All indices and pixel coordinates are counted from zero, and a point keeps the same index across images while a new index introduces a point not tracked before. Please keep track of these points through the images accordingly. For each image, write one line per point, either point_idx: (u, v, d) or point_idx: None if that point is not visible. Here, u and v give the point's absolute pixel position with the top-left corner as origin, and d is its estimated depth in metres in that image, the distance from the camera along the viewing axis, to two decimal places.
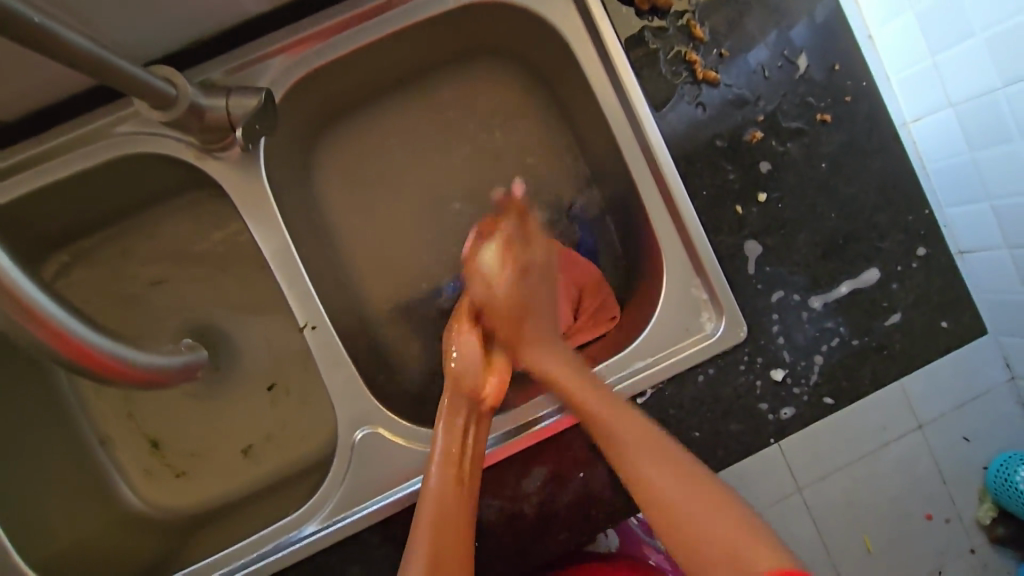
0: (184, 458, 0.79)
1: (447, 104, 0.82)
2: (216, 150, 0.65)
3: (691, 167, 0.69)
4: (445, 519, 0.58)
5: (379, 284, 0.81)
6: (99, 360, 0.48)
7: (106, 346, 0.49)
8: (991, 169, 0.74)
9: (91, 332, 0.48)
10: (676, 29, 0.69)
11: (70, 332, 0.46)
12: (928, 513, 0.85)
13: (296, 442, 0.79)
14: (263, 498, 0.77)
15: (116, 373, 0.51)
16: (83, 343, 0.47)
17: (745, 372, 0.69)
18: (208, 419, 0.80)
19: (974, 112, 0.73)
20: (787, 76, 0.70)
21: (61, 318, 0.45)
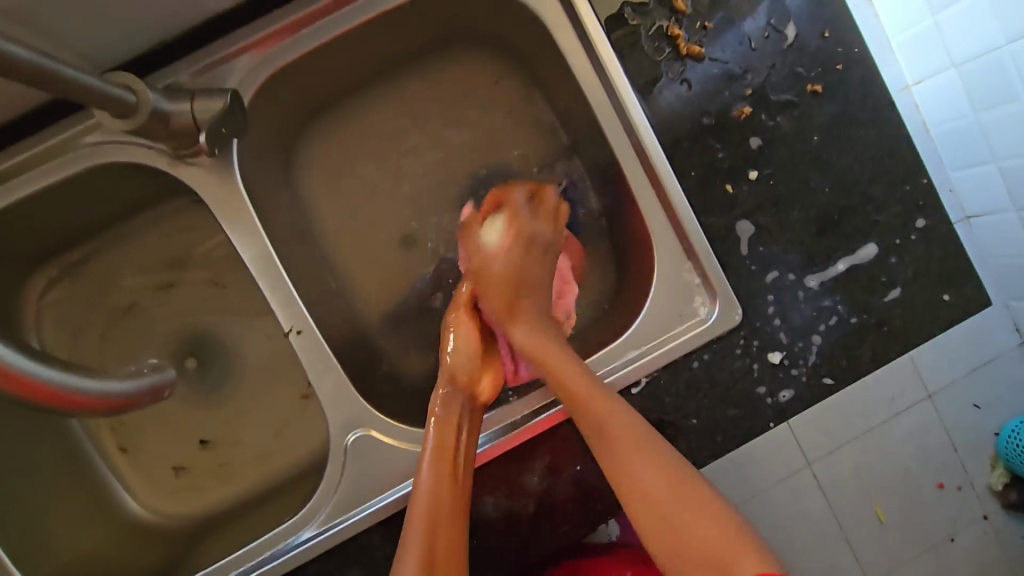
0: (181, 468, 0.79)
1: (426, 94, 0.80)
2: (187, 155, 0.63)
3: (678, 147, 0.67)
4: (438, 514, 0.57)
5: (367, 283, 0.80)
6: (50, 393, 0.44)
7: (74, 384, 0.46)
8: (995, 130, 0.71)
9: (38, 365, 0.43)
10: (656, 3, 0.66)
11: (14, 369, 0.42)
12: (939, 481, 0.78)
13: (290, 448, 0.79)
14: (260, 504, 0.76)
15: (72, 405, 0.46)
16: (29, 378, 0.43)
17: (741, 356, 0.67)
18: (201, 428, 0.79)
19: (978, 72, 0.70)
20: (775, 46, 0.67)
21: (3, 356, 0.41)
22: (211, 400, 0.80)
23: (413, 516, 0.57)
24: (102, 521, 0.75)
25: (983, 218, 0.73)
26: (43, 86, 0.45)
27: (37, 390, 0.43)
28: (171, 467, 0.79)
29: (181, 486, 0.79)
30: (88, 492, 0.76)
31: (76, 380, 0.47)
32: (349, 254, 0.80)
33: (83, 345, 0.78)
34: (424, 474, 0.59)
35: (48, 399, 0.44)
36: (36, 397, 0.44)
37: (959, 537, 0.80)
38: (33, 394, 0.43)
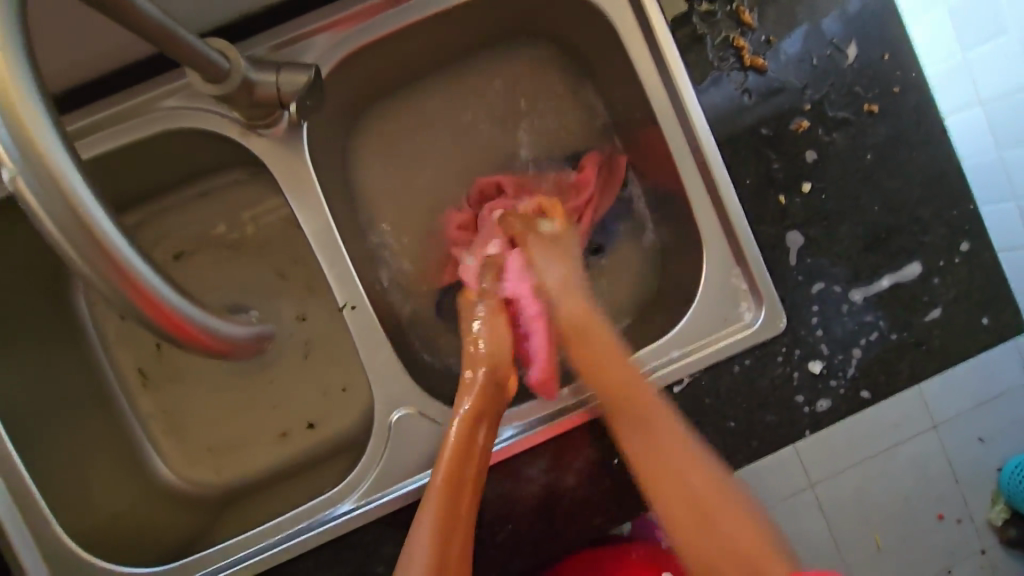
0: (211, 438, 0.80)
1: (486, 89, 0.82)
2: (260, 127, 0.65)
3: (736, 156, 0.68)
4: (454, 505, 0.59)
5: (413, 269, 0.81)
6: (167, 312, 0.41)
7: (206, 322, 0.44)
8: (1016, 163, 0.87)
9: (168, 288, 0.41)
10: (725, 14, 0.68)
11: (134, 272, 0.39)
12: None
13: (323, 426, 0.79)
14: (293, 479, 0.78)
15: (186, 336, 0.43)
16: (150, 294, 0.40)
17: (782, 364, 0.68)
18: (239, 399, 0.80)
19: (999, 108, 0.87)
20: (835, 65, 0.68)
21: (126, 255, 0.38)
22: (251, 372, 0.81)
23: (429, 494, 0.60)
24: (134, 484, 0.75)
25: None
26: (139, 32, 0.44)
27: (153, 305, 0.40)
28: (167, 417, 0.80)
29: (216, 456, 0.79)
30: (122, 453, 0.76)
31: (195, 311, 0.43)
32: (397, 239, 0.81)
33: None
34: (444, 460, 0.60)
35: (166, 318, 0.41)
36: (150, 308, 0.40)
37: None
38: (149, 307, 0.40)
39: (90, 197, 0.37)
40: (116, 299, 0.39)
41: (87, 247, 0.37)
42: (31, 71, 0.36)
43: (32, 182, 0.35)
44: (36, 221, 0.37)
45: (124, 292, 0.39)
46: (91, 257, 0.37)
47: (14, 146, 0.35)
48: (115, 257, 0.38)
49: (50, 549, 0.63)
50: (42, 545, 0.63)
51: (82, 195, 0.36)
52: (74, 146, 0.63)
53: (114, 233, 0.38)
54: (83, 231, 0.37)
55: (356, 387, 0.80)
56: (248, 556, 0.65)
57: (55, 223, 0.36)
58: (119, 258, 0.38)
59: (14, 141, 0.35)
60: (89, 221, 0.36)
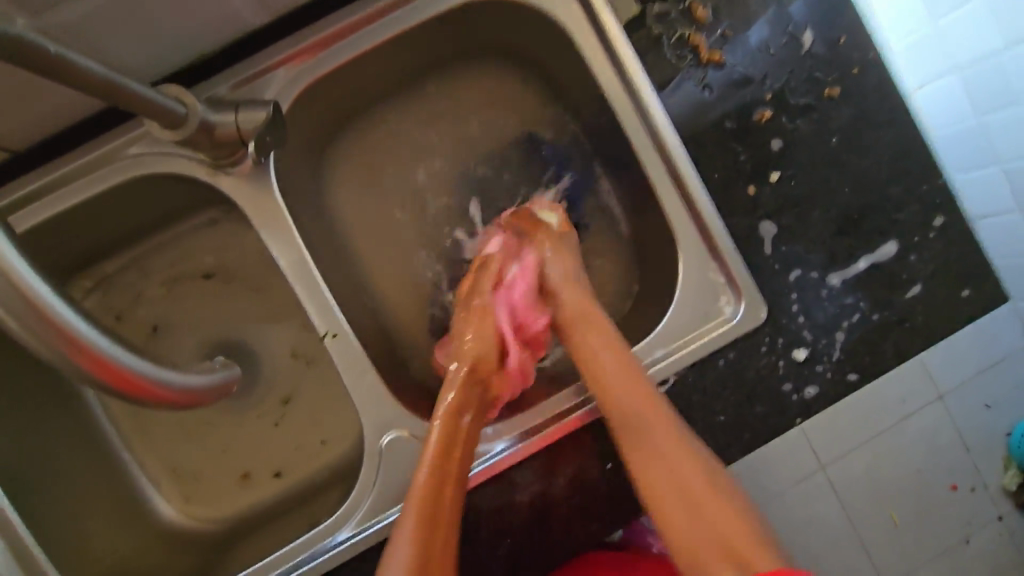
0: (208, 475, 0.80)
1: (452, 105, 0.82)
2: (226, 166, 0.65)
3: (702, 151, 0.68)
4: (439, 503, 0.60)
5: (394, 290, 0.81)
6: (116, 371, 0.43)
7: (153, 374, 0.45)
8: (998, 133, 0.76)
9: (113, 347, 0.42)
10: (677, 12, 0.68)
11: (78, 336, 0.40)
12: (953, 483, 0.94)
13: (299, 464, 0.80)
14: (291, 511, 0.78)
15: (140, 394, 0.45)
16: (95, 352, 0.41)
17: (766, 354, 0.68)
18: (230, 435, 0.81)
19: (975, 76, 0.75)
20: (792, 52, 0.69)
21: (70, 321, 0.40)
22: (242, 406, 0.81)
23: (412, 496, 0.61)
24: (137, 528, 0.76)
25: (988, 218, 0.80)
26: (81, 88, 0.45)
27: (103, 366, 0.42)
28: (166, 457, 0.80)
29: (214, 492, 0.80)
30: (123, 499, 0.77)
31: (145, 365, 0.45)
32: (375, 262, 0.81)
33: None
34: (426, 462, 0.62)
35: (116, 380, 0.43)
36: (101, 367, 0.42)
37: (974, 540, 0.96)
38: (101, 370, 0.42)
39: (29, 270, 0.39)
40: (72, 360, 0.41)
41: (30, 319, 0.39)
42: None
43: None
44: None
45: (72, 357, 0.41)
46: (34, 325, 0.39)
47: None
48: (57, 323, 0.39)
49: None
50: None
51: (21, 268, 0.38)
52: (6, 222, 0.64)
53: (56, 300, 0.40)
54: (21, 301, 0.38)
55: (331, 420, 0.80)
56: None
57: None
58: (60, 322, 0.40)
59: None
60: (29, 292, 0.38)
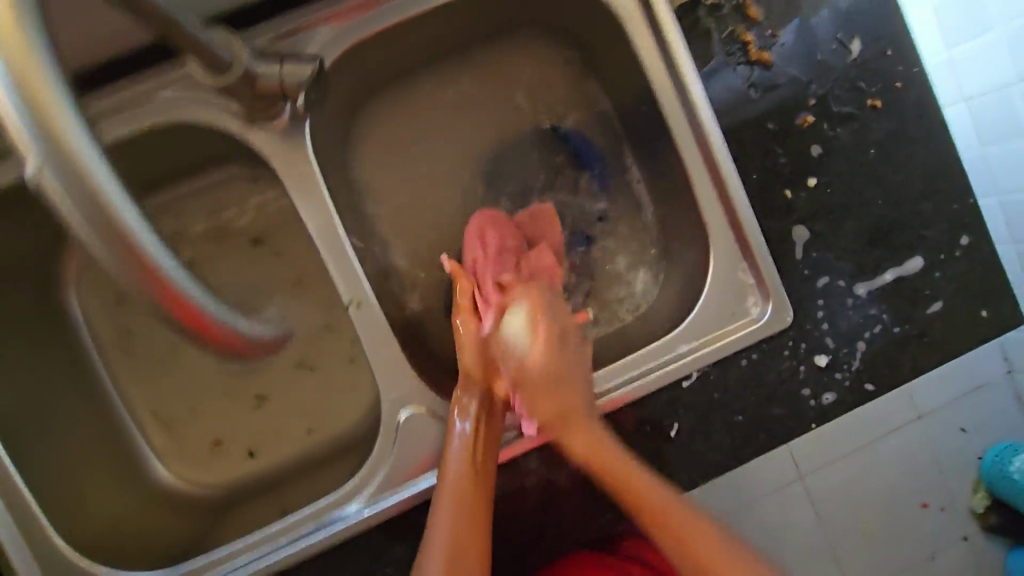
0: (202, 441, 0.78)
1: (488, 83, 0.81)
2: (260, 119, 0.63)
3: (743, 150, 0.68)
4: (468, 511, 0.58)
5: (415, 266, 0.80)
6: (194, 315, 0.37)
7: (227, 319, 0.39)
8: (997, 160, 0.82)
9: (193, 285, 0.37)
10: (730, 8, 0.68)
11: (159, 270, 0.35)
12: (921, 504, 1.04)
13: (290, 443, 0.78)
14: (288, 486, 0.76)
15: (219, 343, 0.40)
16: (174, 289, 0.36)
17: (788, 358, 0.69)
18: (234, 402, 0.78)
19: (984, 103, 0.82)
20: (839, 60, 0.69)
21: (156, 254, 0.35)
22: (249, 372, 0.79)
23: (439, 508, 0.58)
24: (132, 489, 0.74)
25: None
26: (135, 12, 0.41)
27: (178, 305, 0.36)
28: (168, 418, 0.78)
29: (216, 457, 0.78)
30: (120, 458, 0.75)
31: (221, 309, 0.39)
32: (398, 236, 0.80)
33: (137, 315, 0.78)
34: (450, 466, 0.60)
35: (191, 323, 0.38)
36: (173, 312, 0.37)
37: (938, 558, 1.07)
38: (175, 308, 0.36)
39: (119, 192, 0.34)
40: (149, 300, 0.36)
41: (113, 246, 0.34)
42: (52, 59, 0.33)
43: (57, 173, 0.32)
44: (58, 212, 0.34)
45: (151, 292, 0.36)
46: (119, 254, 0.34)
47: (38, 136, 0.32)
48: (143, 255, 0.35)
49: (50, 560, 0.62)
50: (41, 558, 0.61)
51: (111, 186, 0.34)
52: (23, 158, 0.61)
53: (142, 228, 0.35)
54: (105, 225, 0.34)
55: (332, 399, 0.78)
56: (256, 560, 0.64)
57: (81, 217, 0.33)
58: (142, 253, 0.35)
59: (37, 129, 0.32)
60: (117, 216, 0.34)
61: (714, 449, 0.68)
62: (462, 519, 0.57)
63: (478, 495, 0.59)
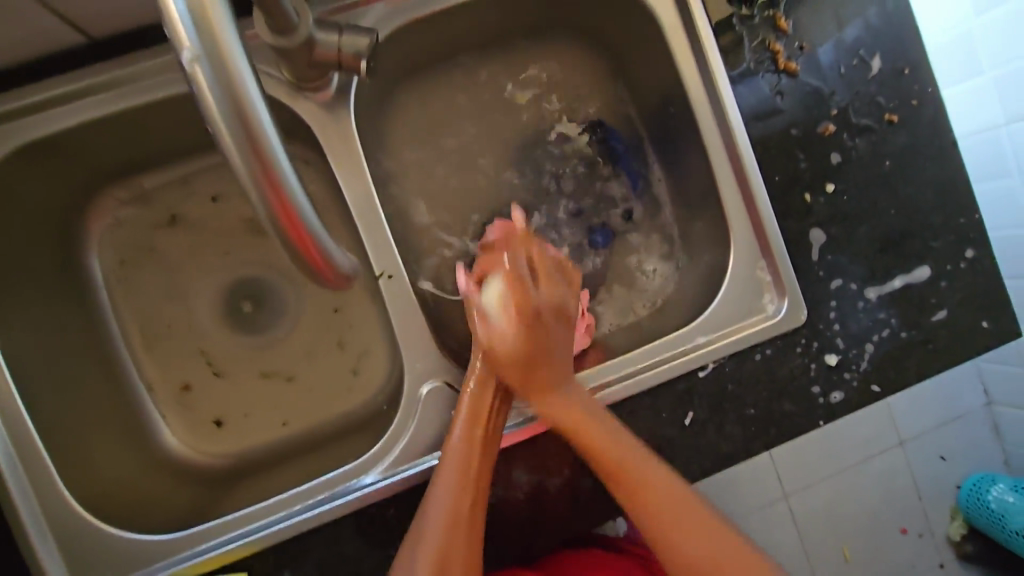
0: (180, 394, 0.77)
1: (520, 77, 0.84)
2: (307, 89, 0.64)
3: (766, 152, 0.71)
4: (464, 490, 0.57)
5: (438, 248, 0.81)
6: (298, 226, 0.38)
7: (324, 239, 0.40)
8: (980, 142, 1.08)
9: (305, 199, 0.38)
10: (761, 19, 0.72)
11: (277, 174, 0.37)
12: (902, 526, 1.27)
13: (267, 429, 0.77)
14: (281, 464, 0.76)
15: (310, 261, 0.40)
16: (287, 197, 0.37)
17: (800, 355, 0.71)
18: (238, 372, 0.79)
19: (980, 145, 1.08)
20: (860, 75, 0.73)
21: (280, 158, 0.37)
22: (267, 344, 0.79)
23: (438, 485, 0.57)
24: (137, 452, 0.73)
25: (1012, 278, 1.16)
26: None
27: (287, 211, 0.37)
28: (180, 386, 0.77)
29: (226, 425, 0.77)
30: (126, 420, 0.74)
31: (322, 230, 0.40)
32: (424, 218, 0.81)
33: (156, 279, 0.78)
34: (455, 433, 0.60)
35: (293, 231, 0.38)
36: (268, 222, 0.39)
37: None
38: (283, 214, 0.37)
39: (255, 91, 0.35)
40: (259, 203, 0.37)
41: (240, 143, 0.35)
42: None
43: (205, 64, 0.34)
44: (196, 102, 0.35)
45: (264, 194, 0.37)
46: (246, 150, 0.35)
47: (191, 27, 0.34)
48: (268, 156, 0.36)
49: (56, 512, 0.61)
50: (48, 512, 0.61)
51: (248, 84, 0.35)
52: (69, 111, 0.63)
53: (271, 131, 0.36)
54: (239, 121, 0.35)
55: (324, 390, 0.79)
56: (267, 527, 0.63)
57: (217, 105, 0.35)
58: (265, 152, 0.36)
59: (191, 22, 0.34)
60: (251, 113, 0.35)
61: (726, 440, 0.69)
62: (460, 520, 0.56)
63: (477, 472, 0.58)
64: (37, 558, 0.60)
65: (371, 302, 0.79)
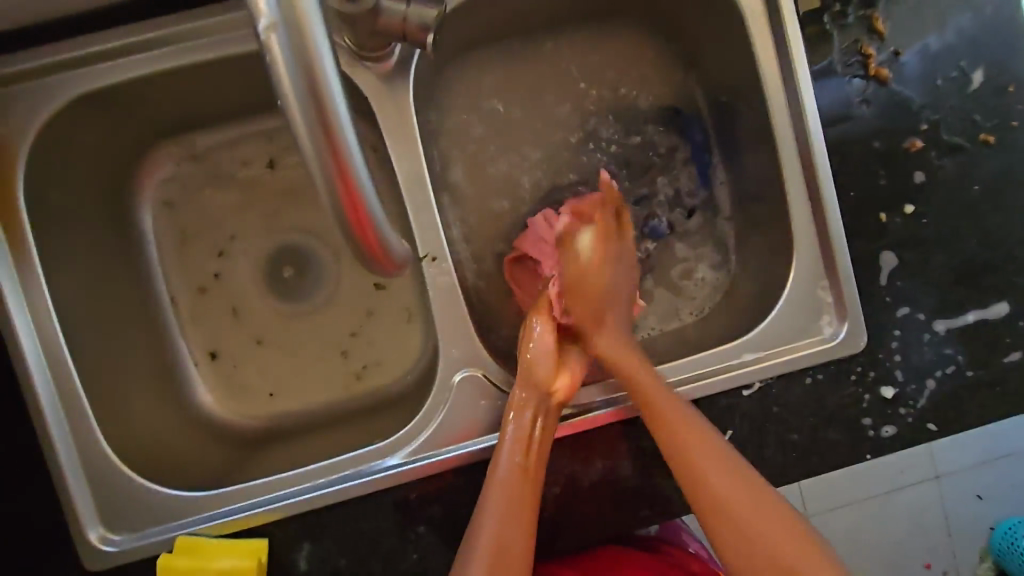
0: (216, 355, 0.78)
1: (585, 62, 0.80)
2: (369, 58, 0.62)
3: (843, 164, 0.66)
4: (513, 508, 0.57)
5: (483, 233, 0.79)
6: (357, 205, 0.37)
7: (382, 223, 0.38)
8: None
9: (367, 181, 0.37)
10: (855, 18, 0.66)
11: (344, 151, 0.35)
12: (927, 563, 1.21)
13: (297, 394, 0.78)
14: (308, 434, 0.77)
15: (367, 246, 0.39)
16: (349, 174, 0.36)
17: (854, 384, 0.67)
18: (268, 337, 0.79)
19: None
20: (959, 88, 0.67)
21: (349, 139, 0.36)
22: (302, 312, 0.79)
23: (488, 502, 0.58)
24: (170, 408, 0.74)
25: None
26: None
27: (348, 189, 0.36)
28: (216, 346, 0.78)
29: (257, 393, 0.78)
30: (163, 375, 0.75)
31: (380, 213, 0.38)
32: (471, 200, 0.79)
33: (200, 237, 0.79)
34: (501, 460, 0.59)
35: (355, 217, 0.37)
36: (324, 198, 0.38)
37: None
38: (346, 195, 0.36)
39: (331, 64, 0.34)
40: (320, 181, 0.36)
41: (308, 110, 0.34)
42: None
43: (284, 36, 0.33)
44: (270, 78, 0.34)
45: (324, 166, 0.35)
46: (314, 127, 0.34)
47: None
48: (335, 135, 0.35)
49: (90, 457, 0.62)
50: (84, 456, 0.62)
51: (323, 55, 0.34)
52: (131, 62, 0.63)
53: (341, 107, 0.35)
54: (311, 96, 0.34)
55: (323, 385, 0.78)
56: (291, 496, 0.63)
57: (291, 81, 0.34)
58: (333, 126, 0.35)
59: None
60: (323, 90, 0.34)
61: (763, 464, 0.66)
62: (510, 529, 0.56)
63: (526, 488, 0.58)
64: (71, 498, 0.62)
65: (411, 280, 0.78)
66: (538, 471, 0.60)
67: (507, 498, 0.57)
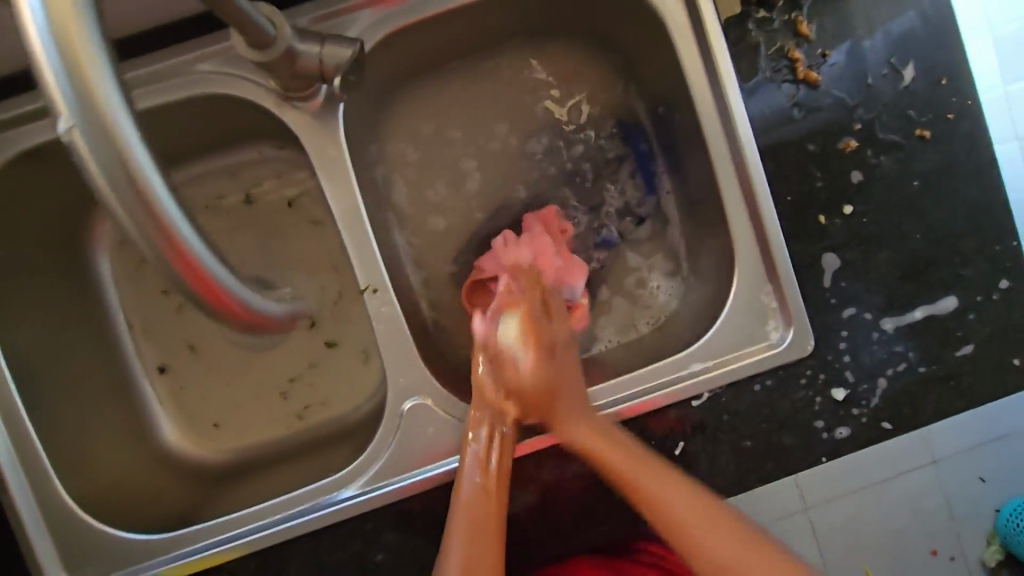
0: (178, 394, 0.79)
1: (524, 81, 0.80)
2: (295, 98, 0.63)
3: (778, 169, 0.66)
4: (478, 533, 0.57)
5: (434, 257, 0.80)
6: (202, 281, 0.38)
7: (233, 286, 0.40)
8: None
9: (208, 255, 0.38)
10: (780, 23, 0.66)
11: (175, 232, 0.36)
12: None
13: (261, 428, 0.79)
14: (273, 466, 0.77)
15: (223, 312, 0.40)
16: (186, 252, 0.37)
17: (805, 387, 0.67)
18: (229, 373, 0.80)
19: None
20: (890, 85, 0.66)
21: (176, 220, 0.36)
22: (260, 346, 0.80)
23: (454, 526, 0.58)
24: (134, 449, 0.75)
25: None
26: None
27: (188, 267, 0.37)
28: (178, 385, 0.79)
29: (221, 428, 0.79)
30: (126, 417, 0.76)
31: (228, 278, 0.40)
32: (421, 226, 0.80)
33: (156, 279, 0.80)
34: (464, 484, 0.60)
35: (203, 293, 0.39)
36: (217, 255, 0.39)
37: None
38: (188, 276, 0.38)
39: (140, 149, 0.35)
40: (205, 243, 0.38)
41: (128, 197, 0.35)
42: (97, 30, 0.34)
43: (86, 136, 0.33)
44: (86, 177, 0.35)
45: (161, 248, 0.36)
46: (138, 212, 0.35)
47: (70, 97, 0.33)
48: (162, 219, 0.36)
49: (49, 507, 0.64)
50: (43, 506, 0.64)
51: (129, 138, 0.34)
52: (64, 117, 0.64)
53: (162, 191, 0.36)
54: (127, 185, 0.35)
55: (285, 417, 0.79)
56: (248, 533, 0.64)
57: (107, 181, 0.34)
58: (159, 212, 0.36)
59: (70, 86, 0.33)
60: (139, 175, 0.35)
61: (718, 473, 0.66)
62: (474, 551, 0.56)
63: (489, 512, 0.58)
64: (33, 549, 0.63)
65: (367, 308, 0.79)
66: (500, 494, 0.60)
67: (472, 520, 0.58)
